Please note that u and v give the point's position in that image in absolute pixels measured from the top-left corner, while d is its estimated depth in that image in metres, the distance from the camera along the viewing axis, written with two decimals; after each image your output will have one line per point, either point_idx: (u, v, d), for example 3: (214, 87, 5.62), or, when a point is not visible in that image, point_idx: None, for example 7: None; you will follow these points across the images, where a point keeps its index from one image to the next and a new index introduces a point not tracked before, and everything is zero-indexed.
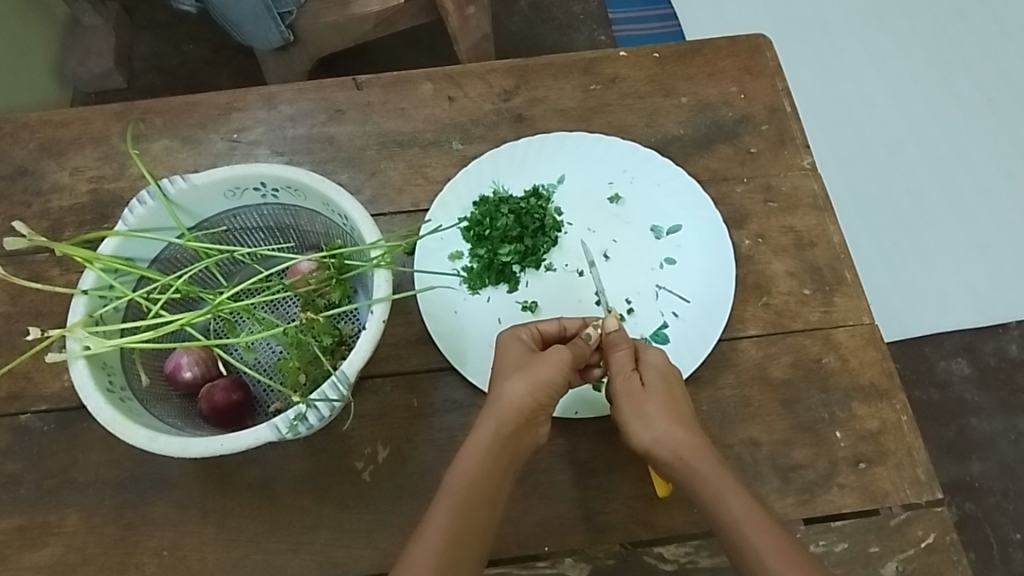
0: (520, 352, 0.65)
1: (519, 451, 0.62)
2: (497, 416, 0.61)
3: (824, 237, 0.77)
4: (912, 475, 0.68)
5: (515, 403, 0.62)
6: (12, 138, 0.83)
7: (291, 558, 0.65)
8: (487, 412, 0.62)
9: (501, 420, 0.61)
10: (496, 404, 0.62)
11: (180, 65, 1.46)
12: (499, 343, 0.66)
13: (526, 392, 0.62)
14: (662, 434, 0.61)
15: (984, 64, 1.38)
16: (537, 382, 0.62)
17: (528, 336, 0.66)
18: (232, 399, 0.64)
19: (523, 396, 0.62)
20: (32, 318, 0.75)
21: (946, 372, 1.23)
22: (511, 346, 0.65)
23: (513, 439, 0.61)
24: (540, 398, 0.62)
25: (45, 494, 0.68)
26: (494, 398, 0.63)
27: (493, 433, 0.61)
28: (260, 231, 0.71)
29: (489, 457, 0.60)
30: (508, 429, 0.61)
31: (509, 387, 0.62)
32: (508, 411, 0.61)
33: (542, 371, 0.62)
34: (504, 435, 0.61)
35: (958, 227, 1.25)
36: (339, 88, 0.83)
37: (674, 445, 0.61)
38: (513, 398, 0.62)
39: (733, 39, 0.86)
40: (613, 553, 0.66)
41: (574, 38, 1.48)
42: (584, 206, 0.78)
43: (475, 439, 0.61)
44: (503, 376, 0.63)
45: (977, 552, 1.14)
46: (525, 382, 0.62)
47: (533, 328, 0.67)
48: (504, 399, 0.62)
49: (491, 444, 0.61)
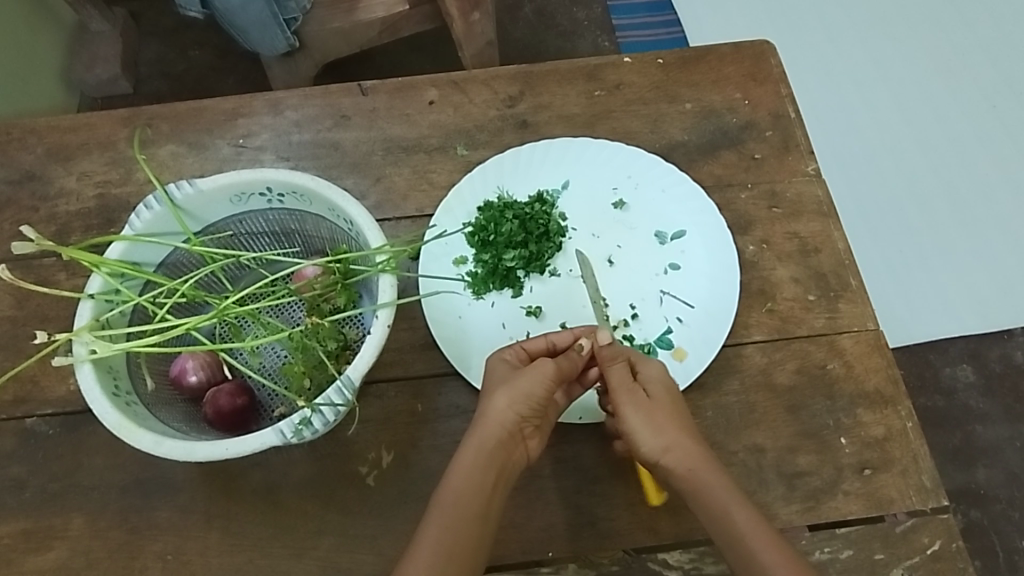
0: (505, 371, 0.65)
1: (508, 463, 0.62)
2: (483, 431, 0.62)
3: (829, 243, 0.77)
4: (917, 483, 0.67)
5: (499, 418, 0.62)
6: (20, 144, 0.84)
7: (296, 562, 0.65)
8: (474, 429, 0.63)
9: (484, 436, 0.62)
10: (484, 419, 0.63)
11: (187, 71, 1.47)
12: (486, 363, 0.67)
13: (507, 406, 0.63)
14: (671, 444, 0.62)
15: (988, 69, 1.38)
16: (516, 396, 0.63)
17: (514, 357, 0.66)
18: (237, 403, 0.64)
19: (505, 412, 0.62)
20: (38, 322, 0.75)
21: (952, 378, 1.22)
22: (497, 367, 0.65)
23: (500, 452, 0.62)
24: (522, 410, 0.63)
25: (49, 498, 0.69)
26: (480, 414, 0.63)
27: (478, 447, 0.62)
28: (265, 236, 0.71)
29: (478, 469, 0.61)
30: (492, 442, 0.62)
31: (493, 404, 0.63)
32: (492, 425, 0.62)
33: (523, 385, 0.63)
34: (488, 449, 0.61)
35: (962, 233, 1.25)
36: (345, 94, 0.84)
37: (684, 455, 0.61)
38: (497, 413, 0.63)
39: (737, 46, 0.86)
40: (617, 559, 0.66)
41: (578, 44, 1.48)
42: (588, 212, 0.78)
43: (463, 454, 0.62)
44: (488, 394, 0.64)
45: (983, 560, 1.13)
46: (506, 397, 0.63)
47: (517, 348, 0.66)
48: (488, 415, 0.63)
49: (478, 457, 0.61)
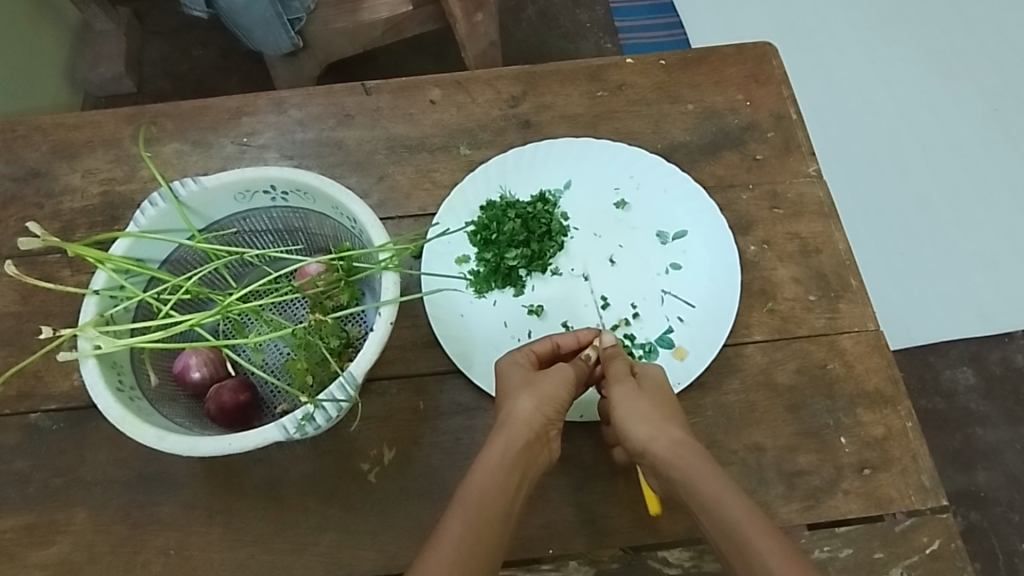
0: (520, 374, 0.66)
1: (533, 464, 0.62)
2: (510, 431, 0.62)
3: (830, 244, 0.77)
4: (917, 482, 0.68)
5: (526, 417, 0.63)
6: (25, 141, 0.84)
7: (297, 558, 0.66)
8: (501, 430, 0.62)
9: (514, 436, 0.62)
10: (508, 421, 0.63)
11: (191, 70, 1.48)
12: (499, 369, 0.67)
13: (536, 408, 0.63)
14: (655, 432, 0.62)
15: (990, 74, 1.38)
16: (544, 397, 0.64)
17: (526, 360, 0.67)
18: (240, 399, 0.64)
19: (533, 412, 0.63)
20: (43, 317, 0.76)
21: (952, 381, 1.22)
22: (510, 370, 0.66)
23: (527, 453, 0.62)
24: (549, 411, 0.64)
25: (53, 493, 0.69)
26: (505, 416, 0.63)
27: (506, 447, 0.61)
28: (269, 233, 0.72)
29: (504, 469, 0.60)
30: (520, 443, 0.62)
31: (519, 404, 0.63)
32: (520, 426, 0.62)
33: (548, 387, 0.64)
34: (517, 448, 0.61)
35: (962, 236, 1.26)
36: (348, 93, 0.84)
37: (668, 443, 0.61)
38: (523, 413, 0.63)
39: (739, 48, 0.86)
40: (617, 557, 0.66)
41: (580, 45, 1.48)
42: (590, 212, 0.79)
43: (490, 454, 0.61)
44: (511, 397, 0.64)
45: (982, 563, 1.14)
46: (532, 399, 0.63)
47: (529, 351, 0.67)
48: (515, 415, 0.63)
49: (505, 457, 0.61)
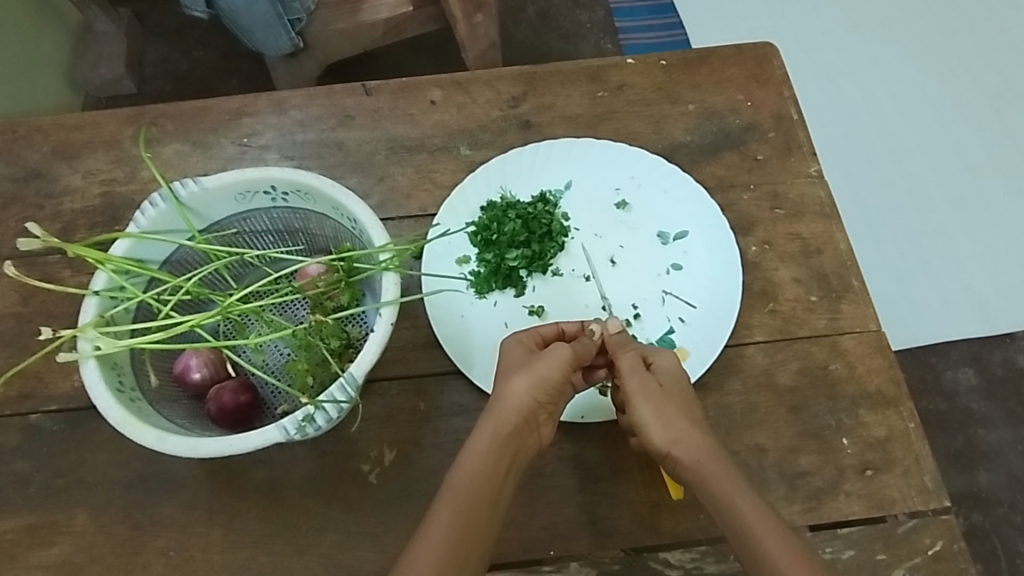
0: (522, 355, 0.66)
1: (522, 450, 0.62)
2: (498, 415, 0.62)
3: (831, 245, 0.77)
4: (919, 483, 0.68)
5: (516, 401, 0.62)
6: (25, 141, 0.84)
7: (298, 560, 0.66)
8: (490, 411, 0.63)
9: (501, 420, 0.62)
10: (499, 404, 0.63)
11: (191, 71, 1.48)
12: (502, 347, 0.67)
13: (525, 390, 0.63)
14: (680, 436, 0.62)
15: (990, 74, 1.38)
16: (536, 380, 0.63)
17: (531, 341, 0.67)
18: (240, 400, 0.64)
19: (522, 396, 0.63)
20: (43, 318, 0.76)
21: (954, 381, 1.22)
22: (514, 350, 0.66)
23: (515, 438, 0.62)
24: (540, 395, 0.63)
25: (53, 494, 0.69)
26: (497, 397, 0.64)
27: (494, 430, 0.62)
28: (270, 234, 0.72)
29: (492, 454, 0.61)
30: (509, 428, 0.62)
31: (511, 387, 0.63)
32: (510, 410, 0.62)
33: (543, 369, 0.63)
34: (505, 434, 0.62)
35: (963, 236, 1.25)
36: (349, 94, 0.84)
37: (692, 447, 0.62)
38: (514, 396, 0.63)
39: (740, 48, 0.86)
40: (618, 559, 0.66)
41: (580, 46, 1.48)
42: (591, 212, 0.79)
43: (479, 437, 0.62)
44: (505, 379, 0.64)
45: (984, 563, 1.13)
46: (525, 380, 0.63)
47: (535, 332, 0.67)
48: (506, 398, 0.63)
49: (493, 443, 0.61)
